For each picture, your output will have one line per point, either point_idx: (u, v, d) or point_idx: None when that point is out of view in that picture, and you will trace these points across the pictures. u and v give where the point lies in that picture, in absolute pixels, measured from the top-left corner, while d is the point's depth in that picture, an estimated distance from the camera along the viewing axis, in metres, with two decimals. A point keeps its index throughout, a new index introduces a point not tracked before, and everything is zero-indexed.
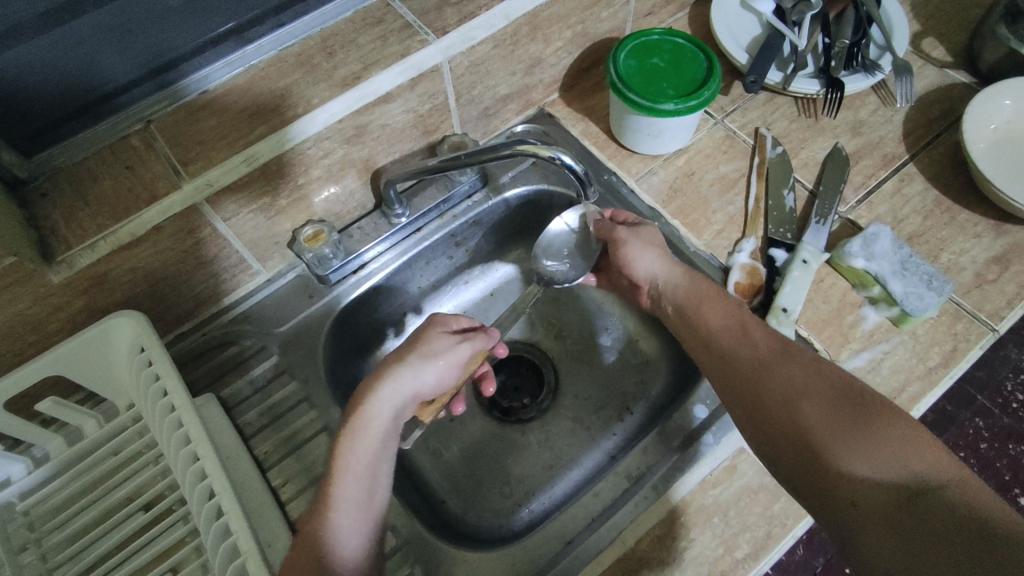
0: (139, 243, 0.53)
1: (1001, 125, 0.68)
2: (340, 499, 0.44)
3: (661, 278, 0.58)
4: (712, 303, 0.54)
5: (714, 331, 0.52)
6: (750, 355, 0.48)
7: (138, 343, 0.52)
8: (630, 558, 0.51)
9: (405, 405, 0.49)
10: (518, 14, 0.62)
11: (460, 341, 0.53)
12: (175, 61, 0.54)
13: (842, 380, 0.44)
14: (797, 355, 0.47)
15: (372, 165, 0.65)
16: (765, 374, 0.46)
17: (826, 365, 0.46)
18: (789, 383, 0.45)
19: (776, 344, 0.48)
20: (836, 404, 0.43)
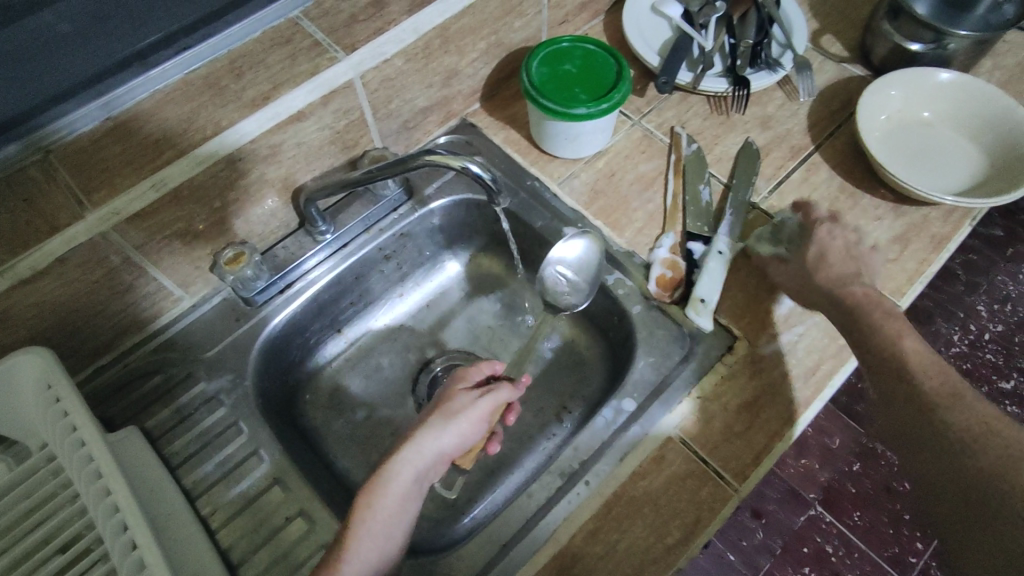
0: (43, 276, 0.51)
1: (890, 115, 0.73)
2: (350, 558, 0.44)
3: (839, 287, 0.58)
4: (874, 312, 0.55)
5: (882, 339, 0.53)
6: (928, 390, 0.49)
7: (44, 381, 0.51)
8: (564, 555, 0.52)
9: (425, 468, 0.49)
10: (427, 28, 0.63)
11: (480, 397, 0.53)
12: (74, 91, 0.50)
13: (1022, 444, 0.44)
14: (977, 404, 0.47)
15: (292, 183, 0.65)
16: (936, 417, 0.48)
17: (998, 421, 0.46)
18: (962, 431, 0.46)
19: (951, 389, 0.49)
20: (1013, 465, 0.44)
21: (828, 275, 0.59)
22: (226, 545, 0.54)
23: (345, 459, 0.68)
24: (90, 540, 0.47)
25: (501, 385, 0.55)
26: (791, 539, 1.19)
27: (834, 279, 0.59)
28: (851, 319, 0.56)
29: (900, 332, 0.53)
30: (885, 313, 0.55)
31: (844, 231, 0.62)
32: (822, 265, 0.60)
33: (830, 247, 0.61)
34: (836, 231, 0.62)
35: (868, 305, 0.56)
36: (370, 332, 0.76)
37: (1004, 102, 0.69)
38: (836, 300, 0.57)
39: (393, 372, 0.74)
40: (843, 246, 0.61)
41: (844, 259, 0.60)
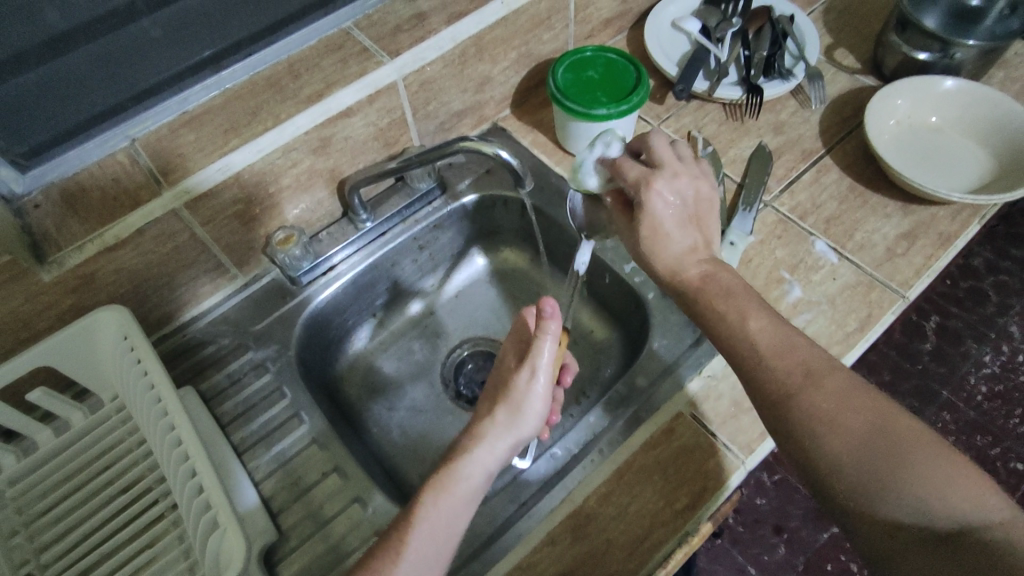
0: (123, 246, 0.58)
1: (900, 120, 0.77)
2: (410, 554, 0.46)
3: (677, 267, 0.56)
4: (742, 298, 0.52)
5: (746, 332, 0.51)
6: (781, 374, 0.48)
7: (120, 333, 0.58)
8: (579, 514, 0.56)
9: (497, 464, 0.51)
10: (464, 37, 0.70)
11: (537, 371, 0.52)
12: (154, 89, 0.58)
13: (875, 415, 0.44)
14: (826, 375, 0.47)
15: (337, 175, 0.72)
16: (793, 403, 0.46)
17: (851, 392, 0.45)
18: (814, 413, 0.45)
19: (800, 369, 0.47)
20: (868, 441, 0.43)
21: (673, 252, 0.56)
22: (268, 495, 0.59)
23: (376, 431, 0.73)
24: (151, 481, 0.55)
25: (544, 337, 0.53)
26: (814, 556, 1.16)
27: (680, 253, 0.56)
28: (700, 302, 0.54)
29: (744, 314, 0.51)
30: (726, 295, 0.53)
31: (684, 181, 0.58)
32: (664, 237, 0.57)
33: (666, 219, 0.57)
34: (671, 191, 0.57)
35: (708, 286, 0.54)
36: (402, 317, 0.82)
37: (1010, 108, 0.73)
38: (680, 284, 0.55)
39: (423, 356, 0.80)
40: (677, 212, 0.57)
41: (681, 227, 0.57)
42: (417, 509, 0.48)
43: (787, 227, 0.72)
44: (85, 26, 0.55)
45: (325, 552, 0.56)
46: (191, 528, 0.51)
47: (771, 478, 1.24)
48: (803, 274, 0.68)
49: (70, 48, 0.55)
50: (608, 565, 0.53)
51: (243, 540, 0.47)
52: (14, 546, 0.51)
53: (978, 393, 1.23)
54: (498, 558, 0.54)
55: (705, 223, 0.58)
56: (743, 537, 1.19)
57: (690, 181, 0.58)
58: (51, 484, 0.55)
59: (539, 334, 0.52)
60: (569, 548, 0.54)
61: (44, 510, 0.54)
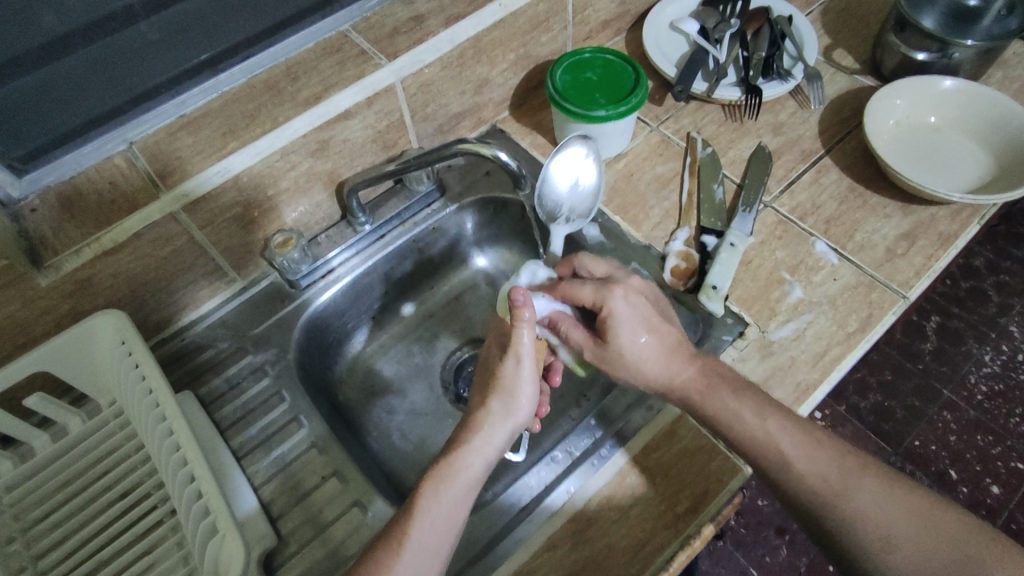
0: (121, 249, 0.58)
1: (899, 120, 0.77)
2: (414, 545, 0.46)
3: (670, 370, 0.55)
4: (728, 395, 0.53)
5: (764, 441, 0.51)
6: (819, 484, 0.49)
7: (118, 338, 0.57)
8: (580, 517, 0.56)
9: (495, 452, 0.52)
10: (462, 39, 0.70)
11: (522, 357, 0.53)
12: (150, 92, 0.58)
13: (920, 511, 0.46)
14: (862, 478, 0.48)
15: (336, 178, 0.72)
16: (842, 516, 0.48)
17: (888, 491, 0.48)
18: (871, 529, 0.47)
19: (837, 477, 0.49)
20: (925, 545, 0.45)
21: (654, 355, 0.56)
22: (268, 499, 0.59)
23: (376, 434, 0.72)
24: (149, 486, 0.55)
25: (522, 323, 0.53)
26: (816, 557, 1.16)
27: (666, 353, 0.56)
28: (702, 410, 0.54)
29: (766, 418, 0.52)
30: (731, 395, 0.53)
31: (638, 283, 0.60)
32: (642, 343, 0.56)
33: (636, 327, 0.56)
34: (633, 296, 0.58)
35: (713, 387, 0.54)
36: (402, 320, 0.82)
37: (1009, 107, 0.73)
38: (681, 387, 0.55)
39: (423, 359, 0.80)
40: (645, 310, 0.57)
41: (652, 330, 0.56)
42: (418, 500, 0.48)
43: (787, 227, 0.72)
44: (84, 30, 0.54)
45: (324, 557, 0.55)
46: (190, 533, 0.50)
47: (774, 480, 1.23)
48: (804, 275, 0.68)
49: (69, 51, 0.54)
50: (610, 569, 0.53)
51: (242, 545, 0.46)
52: (10, 554, 0.51)
53: (979, 393, 1.22)
54: (499, 561, 0.54)
55: (669, 314, 0.59)
56: (745, 539, 1.18)
57: (641, 285, 0.60)
58: (47, 491, 0.54)
59: (515, 322, 0.53)
60: (570, 552, 0.54)
61: (40, 517, 0.53)
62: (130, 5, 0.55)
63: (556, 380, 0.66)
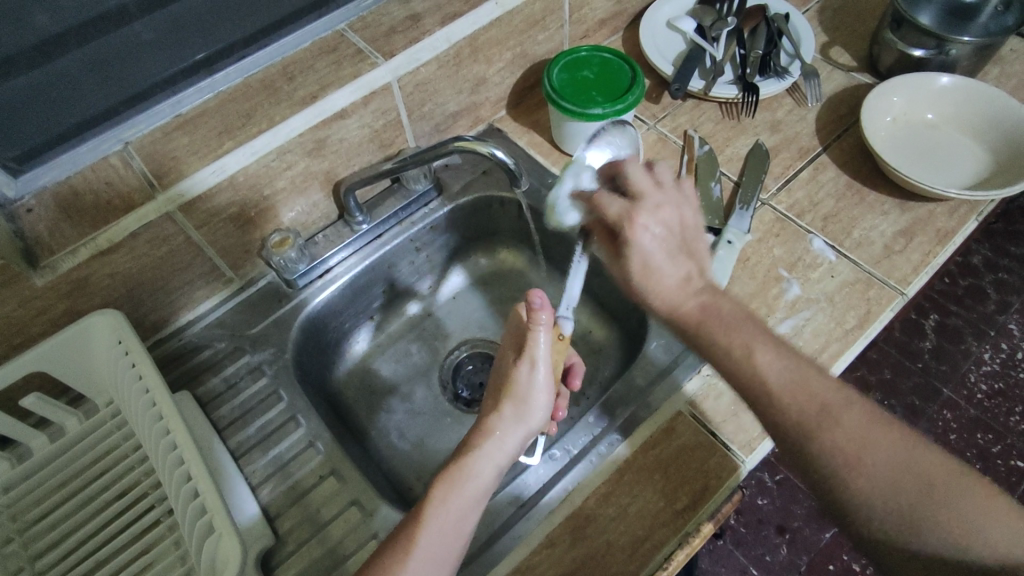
0: (117, 249, 0.58)
1: (896, 117, 0.77)
2: (421, 551, 0.46)
3: (676, 300, 0.51)
4: (724, 328, 0.49)
5: (757, 363, 0.47)
6: (796, 414, 0.46)
7: (115, 338, 0.57)
8: (578, 515, 0.55)
9: (508, 461, 0.51)
10: (458, 38, 0.70)
11: (536, 363, 0.52)
12: (146, 92, 0.58)
13: (898, 445, 0.44)
14: (844, 407, 0.45)
15: (333, 177, 0.72)
16: (814, 441, 0.45)
17: (871, 427, 0.44)
18: (841, 460, 0.44)
19: (815, 404, 0.45)
20: (896, 480, 0.43)
21: (669, 286, 0.51)
22: (265, 499, 0.59)
23: (374, 434, 0.72)
24: (146, 486, 0.54)
25: (537, 327, 0.52)
26: (817, 556, 1.15)
27: (677, 285, 0.51)
28: (699, 339, 0.50)
29: (750, 344, 0.48)
30: (727, 327, 0.49)
31: (665, 209, 0.53)
32: (657, 269, 0.52)
33: (651, 250, 0.52)
34: (654, 222, 0.52)
35: (710, 317, 0.50)
36: (400, 319, 0.82)
37: (1007, 103, 0.73)
38: (680, 318, 0.51)
39: (422, 358, 0.79)
40: (664, 240, 0.52)
41: (669, 258, 0.52)
42: (425, 507, 0.48)
43: (784, 225, 0.72)
44: (77, 29, 0.53)
45: (322, 556, 0.55)
46: (187, 533, 0.50)
47: (773, 479, 1.23)
48: (801, 272, 0.68)
49: (62, 52, 0.54)
50: (609, 566, 0.53)
51: (239, 543, 0.46)
52: (8, 555, 0.51)
53: (979, 391, 1.22)
54: (498, 560, 0.54)
55: (695, 249, 0.53)
56: (745, 538, 1.18)
57: (675, 209, 0.54)
58: (45, 491, 0.54)
59: (532, 325, 0.52)
60: (569, 549, 0.54)
61: (38, 518, 0.53)
62: (124, 4, 0.55)
63: (576, 384, 0.64)
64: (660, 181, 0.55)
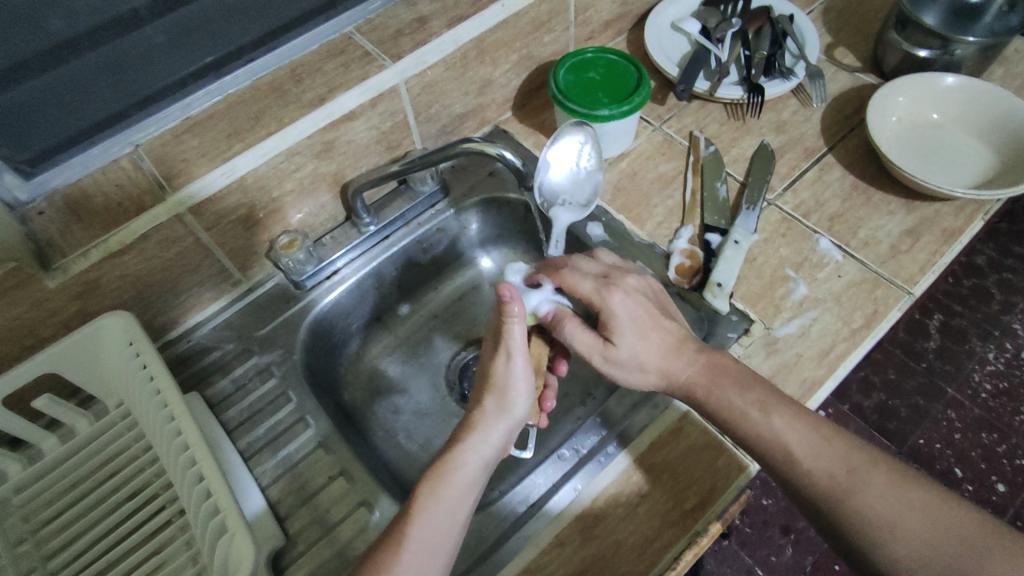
0: (127, 251, 0.58)
1: (902, 117, 0.77)
2: (413, 542, 0.46)
3: (671, 366, 0.55)
4: (729, 388, 0.53)
5: (778, 434, 0.50)
6: (825, 478, 0.47)
7: (126, 339, 0.58)
8: (587, 515, 0.56)
9: (493, 452, 0.51)
10: (465, 40, 0.70)
11: (513, 354, 0.53)
12: (152, 98, 0.58)
13: (932, 504, 0.45)
14: (871, 471, 0.47)
15: (340, 179, 0.72)
16: (846, 506, 0.46)
17: (900, 484, 0.46)
18: (876, 523, 0.45)
19: (843, 468, 0.47)
20: (938, 542, 0.43)
21: (662, 354, 0.55)
22: (275, 499, 0.59)
23: (382, 435, 0.72)
24: (158, 487, 0.55)
25: (511, 321, 0.52)
26: (822, 556, 1.15)
27: (669, 349, 0.56)
28: (707, 405, 0.54)
29: (766, 412, 0.51)
30: (739, 386, 0.53)
31: (634, 283, 0.58)
32: (647, 340, 0.56)
33: (636, 322, 0.56)
34: (632, 294, 0.57)
35: (715, 375, 0.54)
36: (406, 321, 0.82)
37: (1012, 104, 0.73)
38: (680, 382, 0.55)
39: (428, 359, 0.80)
40: (645, 312, 0.56)
41: (653, 329, 0.56)
42: (415, 503, 0.48)
43: (791, 225, 0.72)
44: (89, 33, 0.55)
45: (332, 557, 0.55)
46: (199, 533, 0.50)
47: None
48: (808, 272, 0.68)
49: (75, 55, 0.55)
50: (619, 566, 0.53)
51: (253, 542, 0.46)
52: (20, 556, 0.51)
53: (983, 391, 1.22)
54: (508, 560, 0.54)
55: (670, 309, 0.59)
56: (751, 538, 1.18)
57: (642, 277, 0.60)
58: (58, 492, 0.55)
59: (505, 318, 0.52)
60: (578, 549, 0.54)
61: (50, 519, 0.53)
62: (134, 8, 0.57)
63: (563, 369, 0.66)
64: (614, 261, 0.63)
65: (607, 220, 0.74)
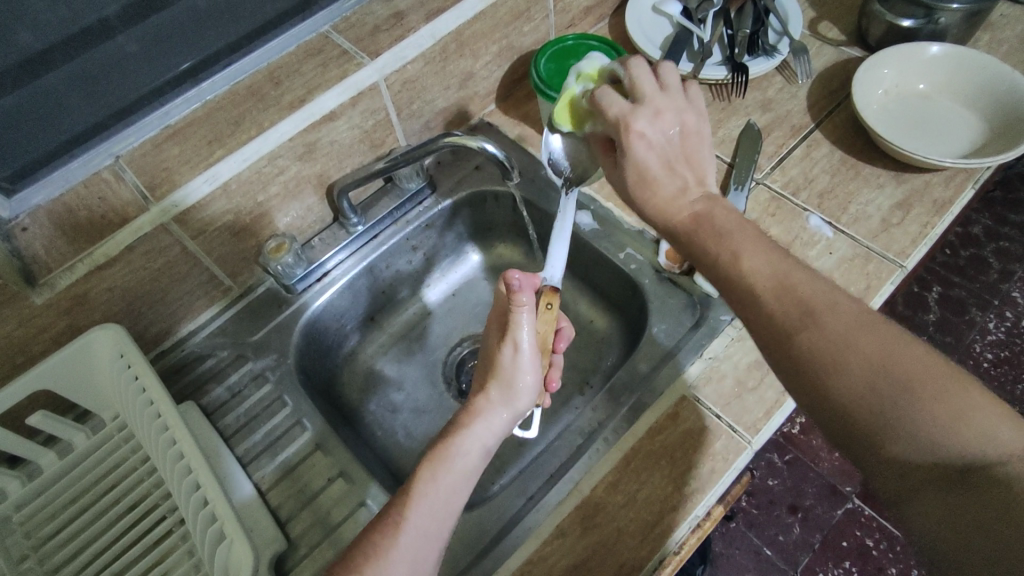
0: (114, 263, 0.58)
1: (888, 89, 0.76)
2: (411, 523, 0.45)
3: (669, 212, 0.51)
4: (732, 233, 0.48)
5: (746, 272, 0.45)
6: (778, 313, 0.43)
7: (116, 352, 0.58)
8: (587, 504, 0.56)
9: (496, 439, 0.52)
10: (443, 33, 0.69)
11: (519, 346, 0.51)
12: (133, 105, 0.57)
13: (889, 341, 0.39)
14: (830, 306, 0.41)
15: (326, 180, 0.71)
16: (793, 338, 0.42)
17: (859, 321, 0.41)
18: (820, 353, 0.40)
19: (798, 303, 0.42)
20: (875, 380, 0.39)
21: (667, 196, 0.51)
22: (276, 504, 0.59)
23: (380, 434, 0.72)
24: (157, 497, 0.55)
25: (520, 309, 0.51)
26: (830, 533, 1.15)
27: (676, 194, 0.51)
28: (689, 246, 0.50)
29: (736, 250, 0.46)
30: (717, 235, 0.48)
31: (671, 109, 0.52)
32: (656, 182, 0.52)
33: (651, 163, 0.52)
34: (653, 129, 0.51)
35: (701, 225, 0.49)
36: (400, 318, 0.82)
37: (997, 70, 0.72)
38: (674, 229, 0.51)
39: (424, 356, 0.80)
40: (671, 143, 0.52)
41: (668, 167, 0.52)
42: (415, 483, 0.47)
43: (780, 204, 0.71)
44: (63, 44, 0.52)
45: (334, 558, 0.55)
46: (199, 541, 0.50)
47: (782, 459, 1.23)
48: (800, 250, 0.68)
49: (46, 69, 0.52)
50: (621, 553, 0.53)
51: (252, 548, 0.47)
52: (24, 572, 0.51)
53: (985, 360, 1.22)
54: (509, 553, 0.54)
55: (695, 158, 0.53)
56: (758, 519, 1.18)
57: (676, 115, 0.52)
58: (58, 507, 0.55)
59: (513, 307, 0.51)
60: (579, 539, 0.54)
61: (52, 533, 0.53)
62: (106, 16, 0.54)
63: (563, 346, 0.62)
64: (665, 86, 0.53)
65: (594, 207, 0.75)
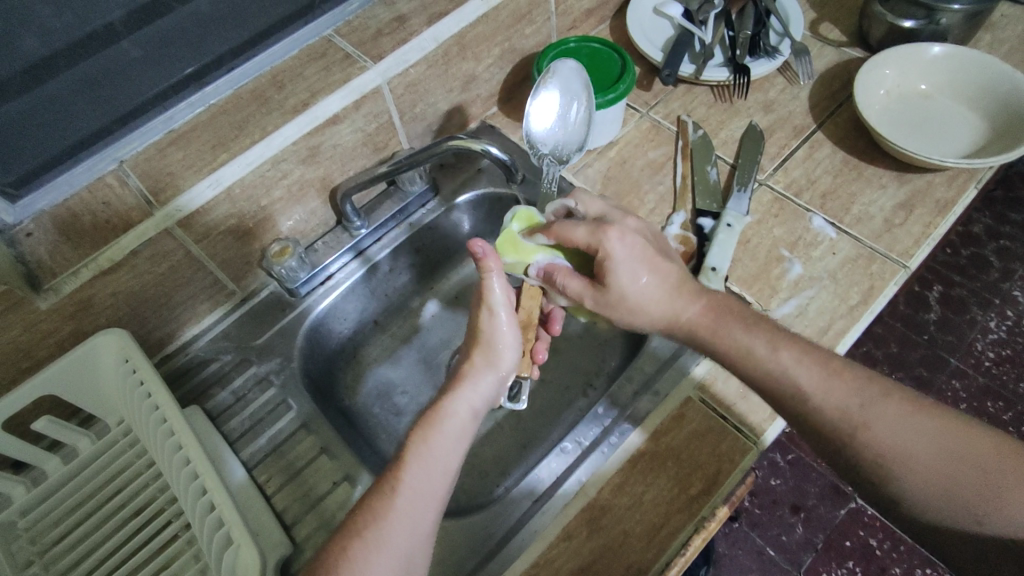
0: (118, 269, 0.58)
1: (889, 90, 0.76)
2: (407, 485, 0.45)
3: (673, 308, 0.53)
4: (734, 326, 0.52)
5: (789, 368, 0.49)
6: (837, 414, 0.47)
7: (121, 356, 0.58)
8: (593, 507, 0.56)
9: (484, 401, 0.51)
10: (446, 36, 0.69)
11: (495, 308, 0.52)
12: (139, 110, 0.58)
13: (945, 429, 0.45)
14: (883, 401, 0.46)
15: (329, 183, 0.71)
16: (857, 439, 0.46)
17: (910, 410, 0.46)
18: (891, 455, 0.45)
19: (853, 401, 0.47)
20: (950, 472, 0.44)
21: (661, 298, 0.53)
22: (281, 508, 0.59)
23: (385, 438, 0.73)
24: (163, 501, 0.55)
25: (489, 274, 0.53)
26: (833, 533, 1.15)
27: (667, 290, 0.53)
28: (715, 341, 0.52)
29: (772, 344, 0.50)
30: (743, 324, 0.51)
31: (634, 222, 0.55)
32: (643, 286, 0.53)
33: (635, 269, 0.52)
34: (626, 237, 0.53)
35: (720, 314, 0.53)
36: (404, 321, 0.82)
37: (999, 70, 0.72)
38: (685, 325, 0.53)
39: (427, 358, 0.80)
40: (644, 249, 0.53)
41: (651, 267, 0.53)
42: (408, 449, 0.47)
43: (783, 205, 0.71)
44: (65, 51, 0.52)
45: None
46: (204, 544, 0.50)
47: (785, 459, 1.23)
48: (803, 251, 0.68)
49: (50, 76, 0.52)
50: (627, 556, 0.53)
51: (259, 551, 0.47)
52: None
53: (987, 359, 1.22)
54: (515, 556, 0.54)
55: (667, 249, 0.56)
56: (761, 519, 1.18)
57: (638, 224, 0.55)
58: (62, 512, 0.55)
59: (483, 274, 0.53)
60: (586, 542, 0.54)
61: (57, 539, 0.53)
62: (110, 21, 0.54)
63: (556, 328, 0.67)
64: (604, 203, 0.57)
65: None
